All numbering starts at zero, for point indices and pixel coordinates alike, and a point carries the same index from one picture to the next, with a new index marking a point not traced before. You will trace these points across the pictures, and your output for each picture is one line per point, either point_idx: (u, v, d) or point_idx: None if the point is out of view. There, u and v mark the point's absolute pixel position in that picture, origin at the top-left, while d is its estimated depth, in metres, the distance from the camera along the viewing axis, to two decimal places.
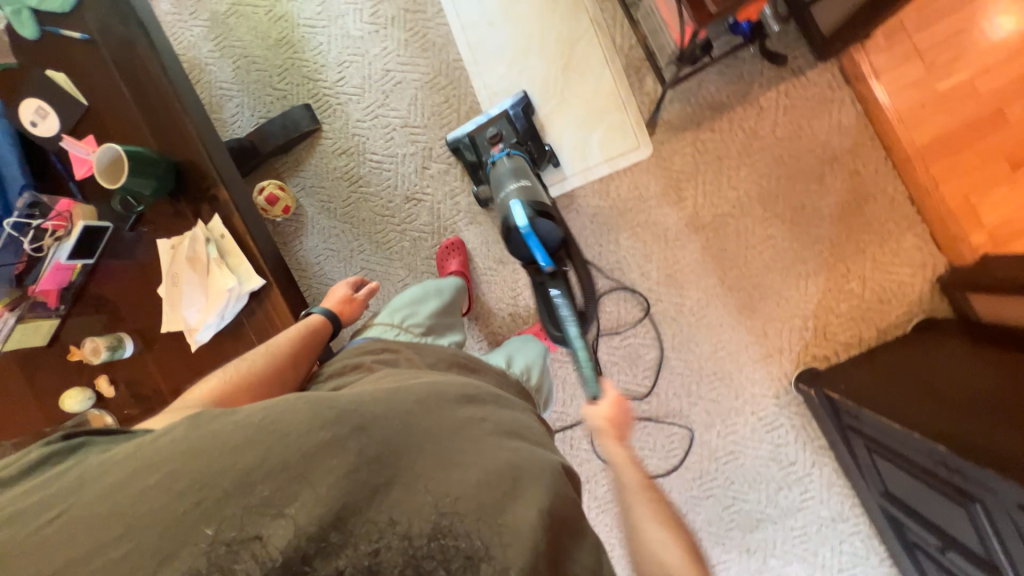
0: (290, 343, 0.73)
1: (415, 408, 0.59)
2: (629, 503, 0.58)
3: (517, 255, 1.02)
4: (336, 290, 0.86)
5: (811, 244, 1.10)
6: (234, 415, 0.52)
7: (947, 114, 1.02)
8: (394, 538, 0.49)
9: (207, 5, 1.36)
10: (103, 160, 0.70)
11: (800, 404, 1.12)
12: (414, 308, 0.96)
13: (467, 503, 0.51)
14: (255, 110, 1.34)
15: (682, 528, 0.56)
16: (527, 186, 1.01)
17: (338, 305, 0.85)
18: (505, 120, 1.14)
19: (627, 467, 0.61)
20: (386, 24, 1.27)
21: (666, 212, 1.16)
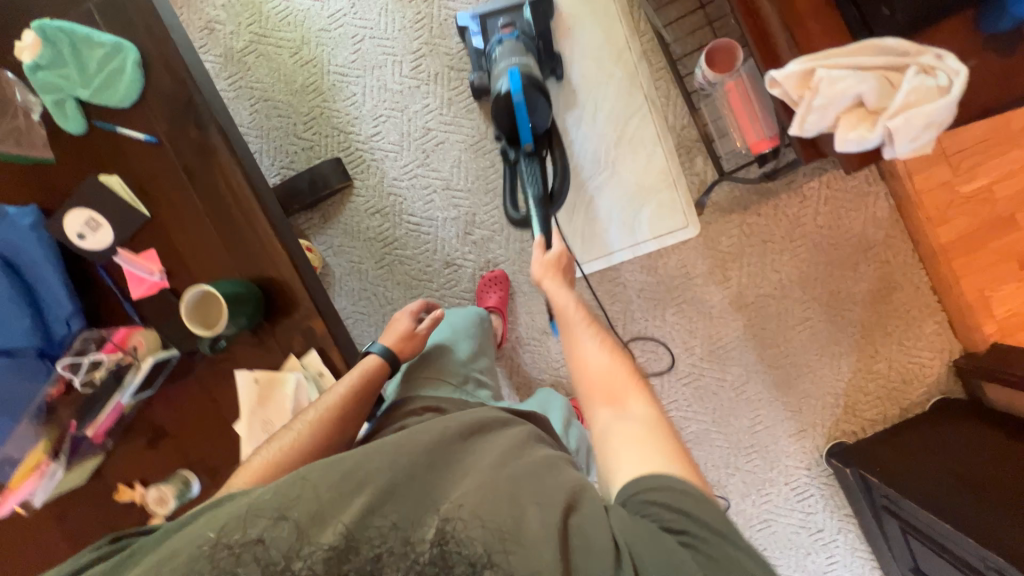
0: (340, 402, 0.62)
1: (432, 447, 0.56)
2: (567, 324, 0.73)
3: (497, 121, 0.98)
4: (399, 322, 0.78)
5: (845, 326, 1.16)
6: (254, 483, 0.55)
7: (969, 215, 1.10)
8: (396, 544, 0.49)
9: (220, 40, 1.23)
10: (191, 301, 0.59)
11: (829, 475, 1.19)
12: (445, 349, 0.80)
13: (473, 509, 0.50)
14: (275, 160, 1.23)
15: (612, 342, 0.69)
16: (526, 63, 0.97)
17: (399, 342, 0.76)
18: (520, 13, 1.08)
19: (570, 303, 0.77)
20: (427, 80, 1.20)
21: (712, 291, 1.18)
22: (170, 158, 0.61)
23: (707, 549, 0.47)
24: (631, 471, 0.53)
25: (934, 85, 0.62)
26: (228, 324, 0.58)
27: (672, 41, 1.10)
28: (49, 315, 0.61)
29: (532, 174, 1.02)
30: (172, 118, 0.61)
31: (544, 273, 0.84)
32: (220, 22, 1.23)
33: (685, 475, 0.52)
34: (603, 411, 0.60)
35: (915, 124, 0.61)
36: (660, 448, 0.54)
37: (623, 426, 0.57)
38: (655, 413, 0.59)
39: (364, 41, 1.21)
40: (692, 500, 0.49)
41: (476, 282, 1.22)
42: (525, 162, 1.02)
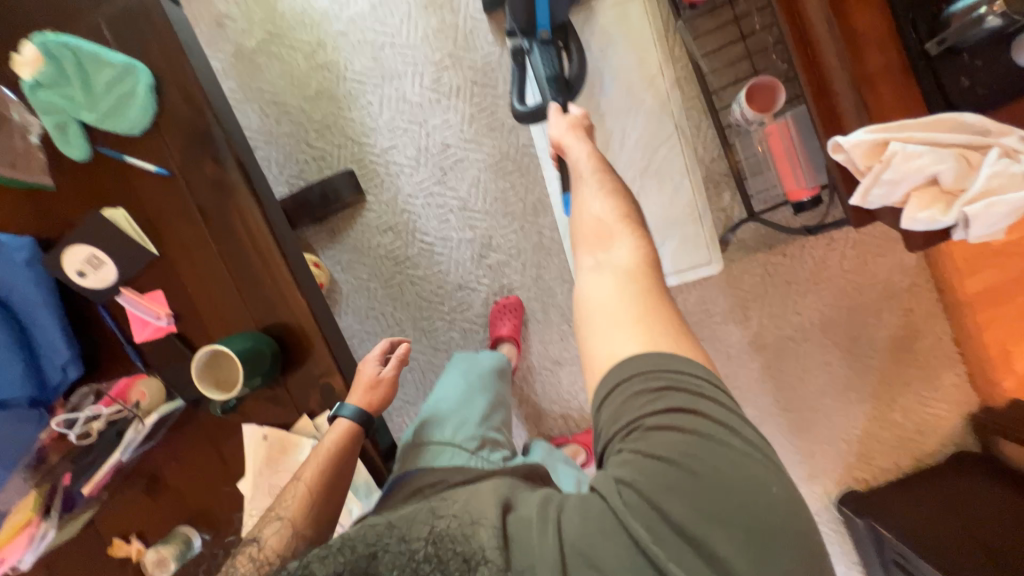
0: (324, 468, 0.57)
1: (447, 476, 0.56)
2: (577, 173, 0.63)
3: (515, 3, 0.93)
4: (363, 370, 0.63)
5: (863, 373, 1.14)
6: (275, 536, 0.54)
7: (998, 268, 1.07)
8: (392, 541, 0.51)
9: (230, 36, 1.16)
10: (201, 360, 0.54)
11: (837, 521, 1.18)
12: (455, 407, 0.77)
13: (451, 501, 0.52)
14: (284, 167, 1.17)
15: (622, 187, 0.60)
16: None
17: (365, 395, 0.61)
18: None
19: (583, 156, 0.64)
20: (449, 94, 1.14)
21: (731, 329, 1.15)
22: (182, 193, 0.56)
23: (648, 449, 0.46)
24: (600, 355, 0.51)
25: (1021, 169, 0.54)
26: (247, 385, 0.54)
27: (709, 72, 1.06)
28: (47, 359, 0.57)
29: (547, 60, 0.97)
30: (187, 149, 0.56)
31: (566, 131, 0.67)
32: (232, 17, 1.16)
33: (655, 352, 0.48)
34: (590, 264, 0.56)
35: (998, 213, 0.54)
36: (641, 318, 0.51)
37: (606, 296, 0.53)
38: (643, 269, 0.54)
39: (384, 48, 1.15)
40: (641, 401, 0.47)
41: (488, 309, 1.17)
42: (540, 50, 0.97)
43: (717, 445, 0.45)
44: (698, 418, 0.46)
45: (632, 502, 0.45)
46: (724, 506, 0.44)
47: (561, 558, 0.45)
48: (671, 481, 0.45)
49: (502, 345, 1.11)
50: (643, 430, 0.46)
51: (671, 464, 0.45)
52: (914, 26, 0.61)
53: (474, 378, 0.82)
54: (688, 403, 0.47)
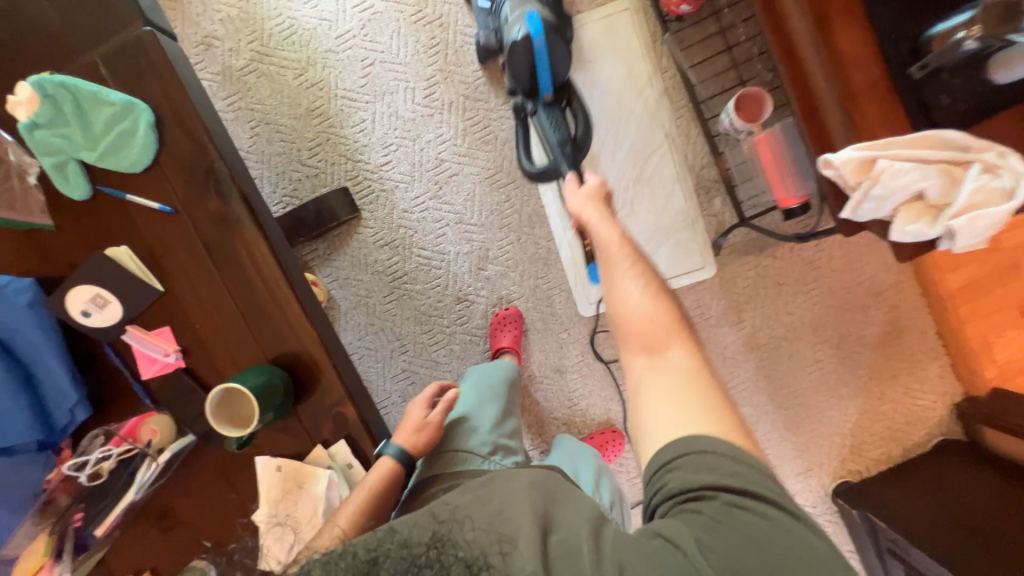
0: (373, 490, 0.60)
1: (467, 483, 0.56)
2: (613, 257, 0.65)
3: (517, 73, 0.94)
4: (411, 413, 0.73)
5: (853, 369, 1.18)
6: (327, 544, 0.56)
7: (977, 264, 1.12)
8: (393, 546, 0.49)
9: (218, 56, 1.15)
10: (216, 400, 0.54)
11: (834, 512, 1.21)
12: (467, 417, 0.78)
13: (467, 512, 0.51)
14: (277, 186, 1.17)
15: (654, 275, 0.63)
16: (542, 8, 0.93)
17: (411, 436, 0.70)
18: None
19: (613, 238, 0.66)
20: (441, 109, 1.15)
21: (725, 331, 1.18)
22: (186, 227, 0.56)
23: (722, 520, 0.48)
24: (654, 429, 0.54)
25: (999, 187, 0.57)
26: (264, 419, 0.55)
27: (696, 82, 1.09)
28: (53, 402, 0.57)
29: (554, 122, 1.00)
30: (188, 183, 0.55)
31: (585, 203, 0.70)
32: (218, 37, 1.15)
33: (717, 434, 0.52)
34: (642, 360, 0.58)
35: (980, 226, 0.57)
36: (693, 404, 0.54)
37: (661, 381, 0.56)
38: (694, 361, 0.57)
39: (374, 65, 1.15)
40: (698, 477, 0.49)
41: (488, 322, 1.18)
42: (547, 113, 0.99)
43: (787, 524, 0.48)
44: (770, 498, 0.49)
45: (708, 565, 0.46)
46: None
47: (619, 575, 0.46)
48: (744, 550, 0.47)
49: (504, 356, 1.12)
50: (718, 502, 0.49)
51: (748, 539, 0.47)
52: (895, 48, 0.64)
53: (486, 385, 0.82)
54: (762, 486, 0.49)
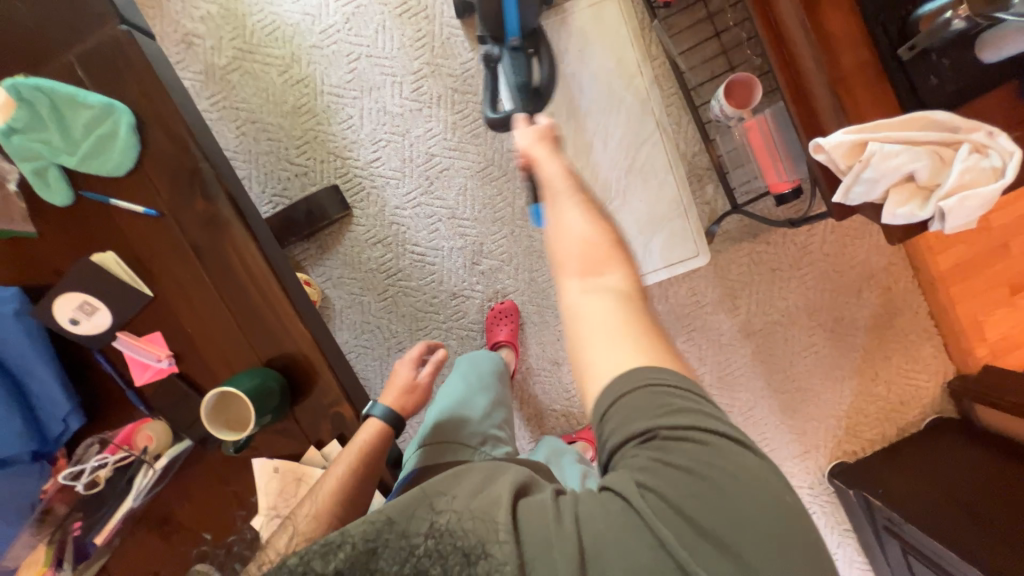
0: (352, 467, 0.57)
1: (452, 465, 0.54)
2: (551, 189, 0.60)
3: (482, 7, 0.84)
4: (399, 374, 0.71)
5: (848, 351, 1.19)
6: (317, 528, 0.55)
7: (967, 244, 1.13)
8: (392, 537, 0.47)
9: (200, 54, 1.13)
10: (212, 403, 0.54)
11: (831, 493, 1.23)
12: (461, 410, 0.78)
13: (464, 499, 0.48)
14: (266, 186, 1.15)
15: (600, 209, 0.59)
16: None
17: (400, 398, 0.69)
18: None
19: (555, 171, 0.61)
20: (430, 103, 1.14)
21: (721, 318, 1.19)
22: (174, 232, 0.55)
23: (667, 457, 0.45)
24: (595, 367, 0.49)
25: (987, 168, 0.58)
26: (259, 423, 0.54)
27: (686, 69, 1.08)
28: (46, 412, 0.56)
29: (516, 67, 0.93)
30: (174, 186, 0.54)
31: (534, 143, 0.64)
32: (200, 35, 1.13)
33: (649, 364, 0.48)
34: (577, 289, 0.53)
35: (970, 207, 0.57)
36: (625, 334, 0.50)
37: (591, 308, 0.51)
38: (631, 290, 0.53)
39: (360, 59, 1.13)
40: (644, 414, 0.46)
41: (484, 316, 1.17)
42: (510, 57, 0.91)
43: (733, 452, 0.45)
44: (715, 428, 0.46)
45: (655, 509, 0.44)
46: (743, 513, 0.44)
47: (580, 552, 0.44)
48: (689, 487, 0.44)
49: (501, 350, 1.12)
50: (666, 438, 0.45)
51: (695, 475, 0.44)
52: (885, 32, 0.64)
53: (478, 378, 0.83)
54: (706, 417, 0.46)
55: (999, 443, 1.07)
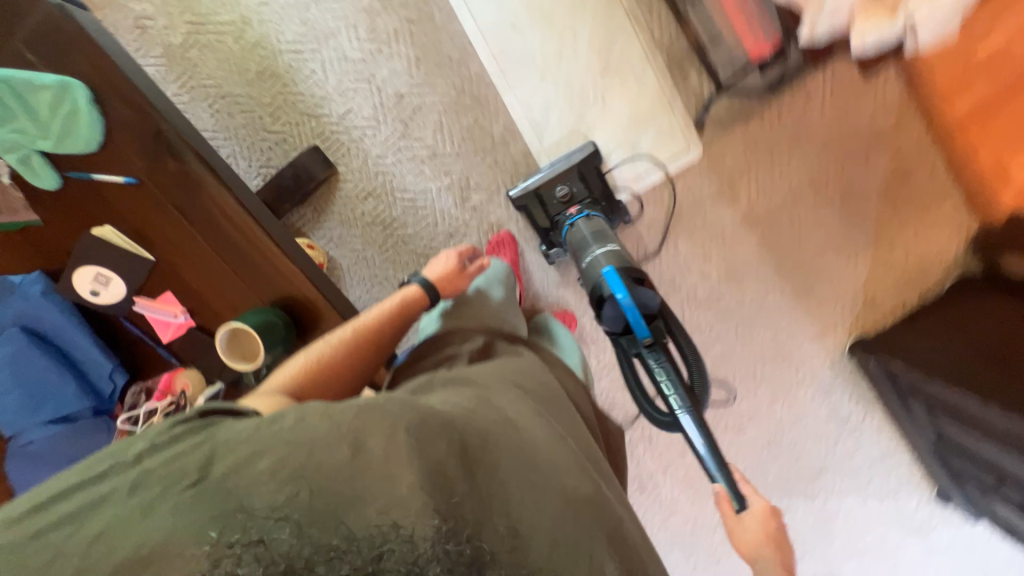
0: (370, 323, 0.71)
1: (458, 448, 0.51)
2: None
3: (605, 314, 0.81)
4: (448, 258, 0.90)
5: (859, 222, 1.15)
6: (324, 413, 0.49)
7: (988, 81, 0.99)
8: (399, 540, 0.43)
9: (156, 37, 1.12)
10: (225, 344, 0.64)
11: (852, 368, 1.24)
12: (483, 302, 0.91)
13: (477, 502, 0.48)
14: (252, 159, 1.17)
15: None
16: (614, 251, 0.91)
17: (442, 276, 0.88)
18: (575, 176, 1.07)
19: None
20: (388, 40, 1.11)
21: (721, 212, 1.17)
22: (157, 191, 0.60)
23: None
24: None
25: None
26: (267, 351, 0.63)
27: None
28: (96, 375, 0.65)
29: (662, 368, 0.78)
30: (149, 153, 0.60)
31: (756, 540, 0.76)
32: (150, 17, 1.12)
33: None
34: None
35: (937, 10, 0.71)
36: None
37: None
38: None
39: (312, 9, 1.11)
40: None
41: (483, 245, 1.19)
42: (649, 356, 0.79)
43: None
44: None
45: None
46: None
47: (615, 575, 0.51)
48: None
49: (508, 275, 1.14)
50: None
51: None
52: None
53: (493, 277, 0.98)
54: None
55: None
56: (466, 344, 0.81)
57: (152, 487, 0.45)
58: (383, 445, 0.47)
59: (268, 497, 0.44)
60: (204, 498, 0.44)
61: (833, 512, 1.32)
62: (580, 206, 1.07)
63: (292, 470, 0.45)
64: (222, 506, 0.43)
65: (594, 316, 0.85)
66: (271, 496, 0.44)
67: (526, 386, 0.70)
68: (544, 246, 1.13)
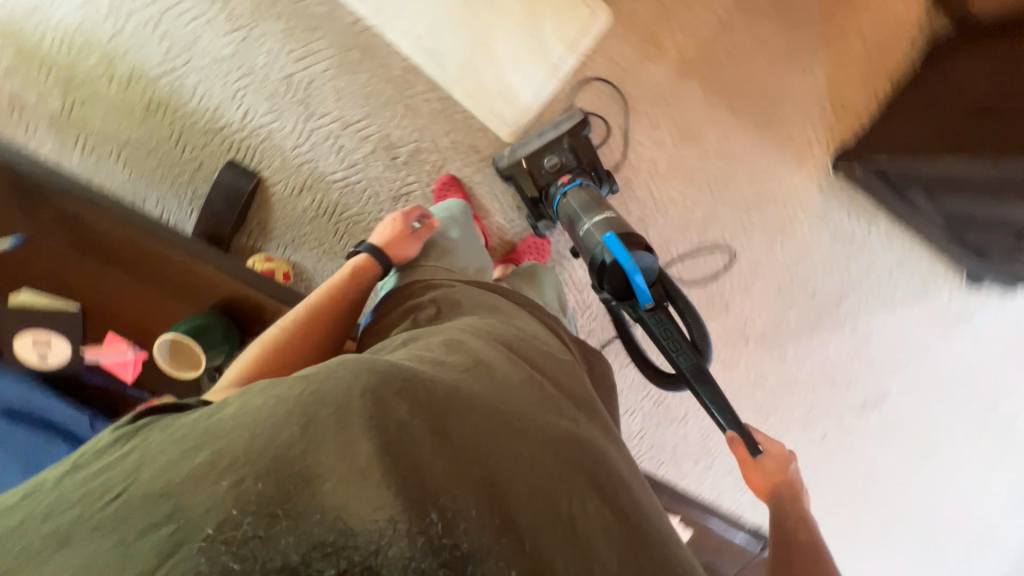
0: (316, 302, 0.75)
1: (433, 420, 0.46)
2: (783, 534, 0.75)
3: (608, 281, 0.80)
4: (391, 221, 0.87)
5: (801, 25, 1.07)
6: (283, 396, 0.44)
7: None
8: (394, 535, 0.40)
9: (36, 111, 1.09)
10: (165, 352, 0.77)
11: (843, 185, 1.17)
12: (451, 248, 0.91)
13: (462, 476, 0.45)
14: (180, 197, 1.15)
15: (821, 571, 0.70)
16: (611, 218, 0.86)
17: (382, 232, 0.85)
18: (563, 145, 1.05)
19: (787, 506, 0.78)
20: (252, 23, 1.05)
21: (655, 71, 1.09)
22: (62, 251, 0.77)
23: None
24: None
25: None
26: (207, 353, 0.78)
27: None
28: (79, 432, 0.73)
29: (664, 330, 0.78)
30: (57, 226, 0.78)
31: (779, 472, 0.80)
32: (20, 92, 1.08)
33: None
34: None
35: None
36: None
37: None
38: None
39: (166, 18, 1.05)
40: None
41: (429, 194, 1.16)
42: (651, 321, 0.78)
43: None
44: None
45: None
46: None
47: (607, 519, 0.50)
48: None
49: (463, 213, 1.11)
50: None
51: None
52: None
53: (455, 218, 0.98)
54: None
55: (1000, 21, 0.96)
56: (429, 299, 0.76)
57: (110, 503, 0.39)
58: (358, 432, 0.43)
59: (228, 494, 0.39)
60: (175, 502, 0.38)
61: (865, 331, 1.33)
62: (571, 175, 1.04)
63: (252, 466, 0.40)
64: (182, 501, 0.39)
65: (595, 285, 0.83)
66: (246, 498, 0.39)
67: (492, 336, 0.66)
68: (533, 217, 1.12)
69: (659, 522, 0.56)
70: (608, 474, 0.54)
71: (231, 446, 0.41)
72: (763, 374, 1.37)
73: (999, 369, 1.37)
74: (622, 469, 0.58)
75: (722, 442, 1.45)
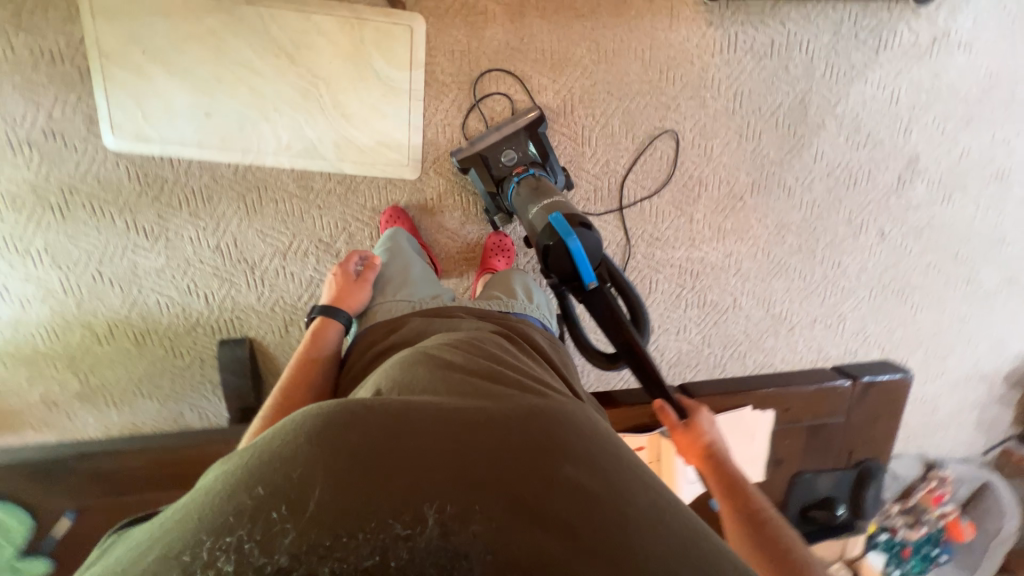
0: (290, 375, 0.83)
1: (389, 434, 0.49)
2: None
3: (555, 259, 0.88)
4: (333, 276, 0.98)
5: None
6: (254, 444, 0.50)
7: None
8: (367, 534, 0.44)
9: (66, 400, 1.23)
10: None
11: (729, 4, 1.13)
12: (404, 275, 1.00)
13: (426, 476, 0.47)
14: (206, 394, 1.26)
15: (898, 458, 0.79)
16: (556, 205, 0.95)
17: (330, 289, 0.96)
18: (519, 138, 1.10)
19: None
20: (163, 226, 1.14)
21: (495, 32, 1.10)
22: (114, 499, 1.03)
23: None
24: None
25: None
26: None
27: None
28: None
29: (602, 312, 0.90)
30: (93, 483, 1.02)
31: None
32: (47, 392, 1.22)
33: None
34: None
35: None
36: None
37: None
38: None
39: (101, 267, 1.15)
40: None
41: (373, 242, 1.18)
42: (587, 301, 0.90)
43: None
44: None
45: None
46: None
47: (585, 477, 0.51)
48: None
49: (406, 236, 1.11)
50: None
51: None
52: None
53: (398, 248, 1.05)
54: None
55: None
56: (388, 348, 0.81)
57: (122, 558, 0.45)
58: (316, 460, 0.46)
59: (214, 518, 0.44)
60: (174, 534, 0.44)
61: (851, 114, 1.23)
62: (527, 167, 1.10)
63: (226, 490, 0.46)
64: (174, 534, 0.44)
65: (541, 260, 0.91)
66: (230, 511, 0.44)
67: (450, 350, 0.69)
68: (488, 214, 1.17)
69: (646, 474, 0.56)
70: (580, 437, 0.55)
71: (210, 493, 0.47)
72: (782, 217, 1.29)
73: (1011, 63, 1.25)
74: (600, 431, 0.59)
75: (786, 304, 1.37)
